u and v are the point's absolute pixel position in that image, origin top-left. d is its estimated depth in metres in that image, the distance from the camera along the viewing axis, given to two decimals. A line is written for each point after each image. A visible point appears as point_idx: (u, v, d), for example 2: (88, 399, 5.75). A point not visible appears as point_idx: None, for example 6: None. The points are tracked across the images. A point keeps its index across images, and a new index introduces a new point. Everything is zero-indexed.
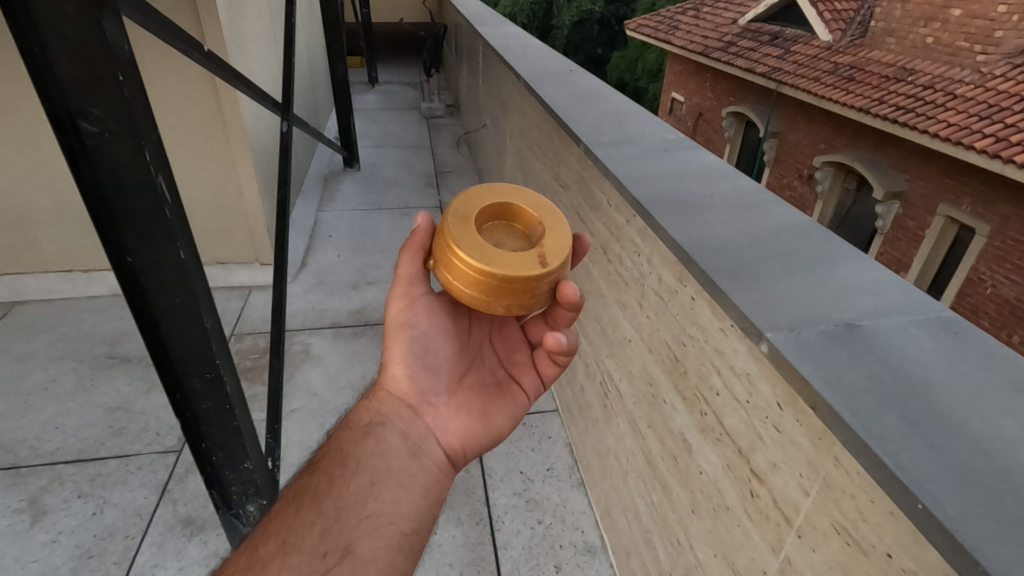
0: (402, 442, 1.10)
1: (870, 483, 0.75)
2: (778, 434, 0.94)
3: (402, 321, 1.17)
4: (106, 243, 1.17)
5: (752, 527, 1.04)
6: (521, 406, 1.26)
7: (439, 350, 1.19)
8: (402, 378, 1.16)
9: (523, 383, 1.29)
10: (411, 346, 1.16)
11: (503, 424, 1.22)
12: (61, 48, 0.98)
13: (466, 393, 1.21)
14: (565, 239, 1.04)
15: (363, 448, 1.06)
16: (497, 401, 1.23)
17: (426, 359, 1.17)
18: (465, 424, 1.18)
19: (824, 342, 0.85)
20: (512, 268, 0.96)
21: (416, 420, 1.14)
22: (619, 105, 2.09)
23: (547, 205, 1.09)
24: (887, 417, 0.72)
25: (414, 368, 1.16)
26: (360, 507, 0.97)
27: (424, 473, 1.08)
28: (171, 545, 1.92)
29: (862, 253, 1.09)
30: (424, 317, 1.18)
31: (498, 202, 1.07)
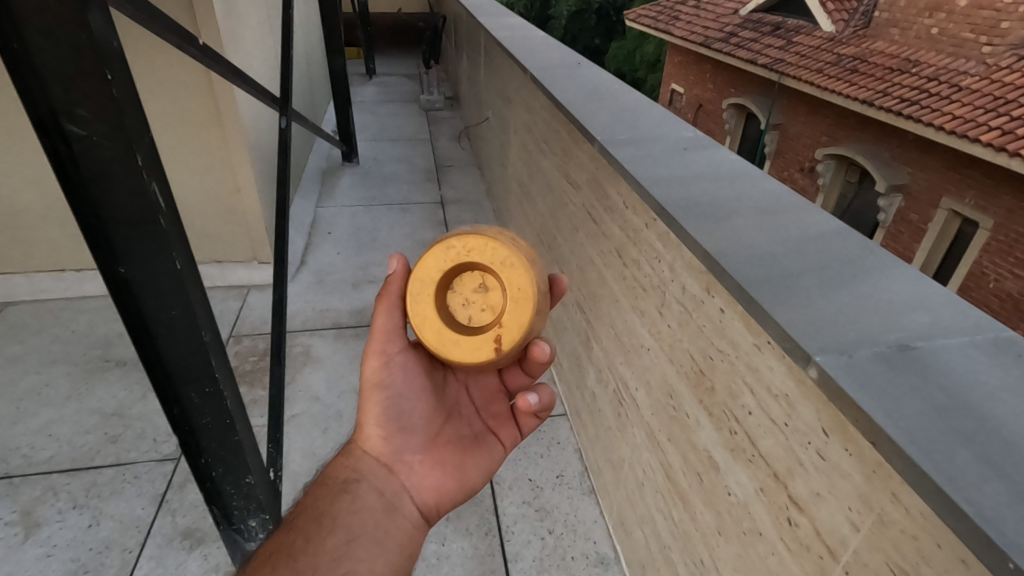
0: (378, 499, 1.10)
1: (937, 525, 0.69)
2: (823, 463, 0.87)
3: (376, 381, 1.12)
4: (96, 252, 1.09)
5: (790, 558, 0.98)
6: (496, 460, 1.23)
7: (414, 409, 1.15)
8: (377, 438, 1.13)
9: (500, 435, 1.25)
10: (386, 407, 1.12)
11: (481, 476, 1.20)
12: (43, 44, 0.90)
13: (442, 448, 1.17)
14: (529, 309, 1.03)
15: (339, 506, 1.07)
16: (473, 455, 1.20)
17: (401, 420, 1.14)
18: (441, 480, 1.16)
19: (880, 366, 0.78)
20: (462, 352, 1.06)
21: (390, 478, 1.12)
22: (632, 101, 2.01)
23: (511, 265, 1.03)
24: (961, 456, 0.65)
25: (389, 427, 1.13)
26: (336, 564, 0.98)
27: (398, 531, 1.09)
28: (170, 559, 1.86)
29: (906, 265, 1.02)
30: (399, 378, 1.14)
31: (465, 258, 1.04)
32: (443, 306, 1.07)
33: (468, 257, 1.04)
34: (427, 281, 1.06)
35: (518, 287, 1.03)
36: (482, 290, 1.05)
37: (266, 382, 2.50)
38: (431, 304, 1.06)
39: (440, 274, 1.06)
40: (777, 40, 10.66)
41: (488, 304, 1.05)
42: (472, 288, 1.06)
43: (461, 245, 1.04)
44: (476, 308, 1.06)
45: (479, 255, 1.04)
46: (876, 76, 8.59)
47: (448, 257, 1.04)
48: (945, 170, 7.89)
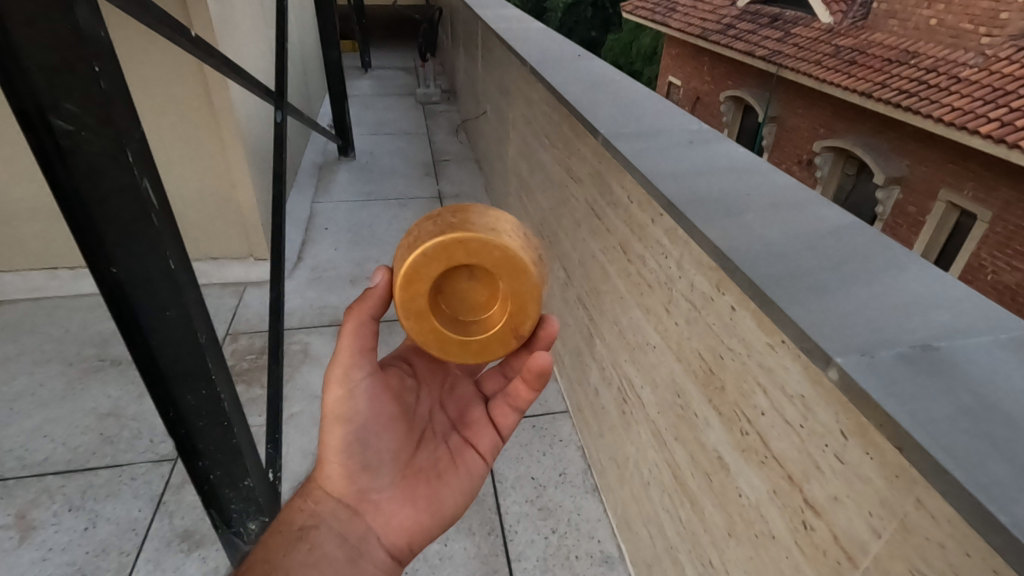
0: (340, 548, 1.03)
1: (965, 533, 0.66)
2: (842, 466, 0.85)
3: (337, 413, 1.04)
4: (85, 252, 1.05)
5: (805, 562, 0.96)
6: (475, 482, 1.18)
7: (380, 443, 1.07)
8: (340, 478, 1.06)
9: (478, 447, 1.19)
10: (349, 444, 1.04)
11: (456, 502, 1.14)
12: (26, 35, 0.86)
13: (414, 479, 1.11)
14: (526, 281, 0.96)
15: (293, 557, 1.00)
16: (447, 482, 1.14)
17: (366, 455, 1.06)
18: (411, 517, 1.10)
19: (903, 368, 0.75)
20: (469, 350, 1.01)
21: (354, 520, 1.06)
22: (635, 93, 1.97)
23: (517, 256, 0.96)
24: (993, 462, 0.63)
25: (351, 465, 1.05)
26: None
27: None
28: (168, 561, 1.83)
29: (925, 263, 0.99)
30: (364, 408, 1.05)
31: (443, 263, 0.95)
32: (438, 317, 1.00)
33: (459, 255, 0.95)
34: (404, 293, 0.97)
35: (506, 265, 0.95)
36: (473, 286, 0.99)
37: (264, 381, 2.46)
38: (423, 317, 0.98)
39: (423, 287, 0.96)
40: (775, 32, 10.60)
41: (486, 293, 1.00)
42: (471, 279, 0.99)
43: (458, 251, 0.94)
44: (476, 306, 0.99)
45: (455, 247, 0.93)
46: (874, 67, 8.56)
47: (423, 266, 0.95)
48: (943, 162, 7.86)
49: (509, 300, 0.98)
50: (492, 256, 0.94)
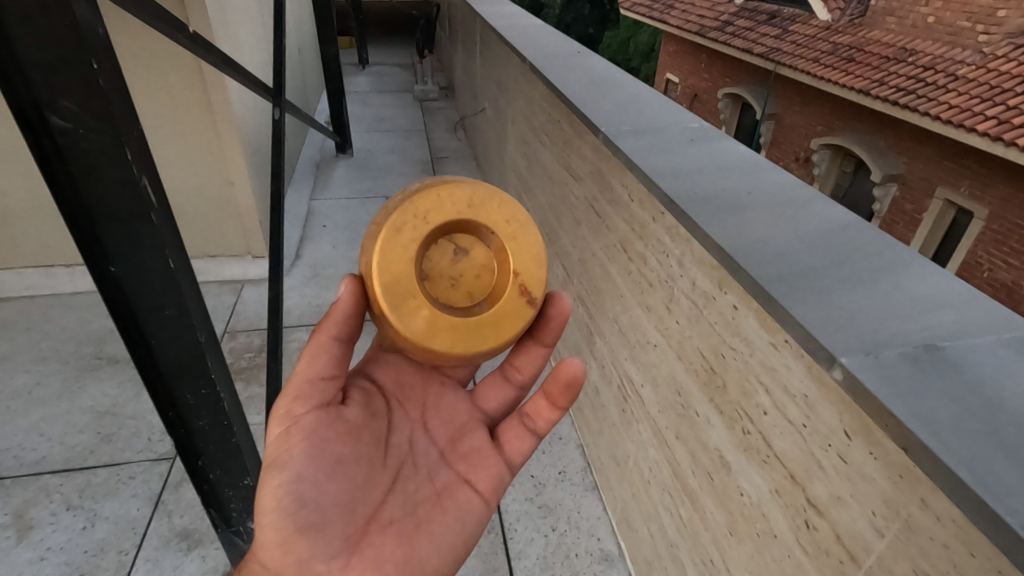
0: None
1: (971, 534, 0.66)
2: (845, 466, 0.85)
3: (275, 462, 0.95)
4: (83, 251, 1.04)
5: (807, 562, 0.96)
6: (453, 530, 1.08)
7: (329, 494, 0.96)
8: (278, 549, 0.92)
9: (474, 485, 1.13)
10: (288, 503, 0.93)
11: (431, 555, 1.05)
12: (24, 32, 0.85)
13: (377, 533, 1.01)
14: (522, 240, 0.98)
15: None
16: (425, 528, 1.06)
17: (309, 514, 0.94)
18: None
19: (907, 367, 0.75)
20: (488, 332, 0.96)
21: None
22: (635, 90, 1.97)
23: (488, 208, 0.96)
24: (998, 463, 0.63)
25: (289, 529, 0.92)
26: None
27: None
28: (168, 560, 1.82)
29: (927, 261, 0.99)
30: (306, 454, 0.95)
31: (429, 229, 0.93)
32: (434, 297, 0.95)
33: (431, 225, 0.93)
34: (391, 277, 0.92)
35: (495, 223, 0.96)
36: (462, 257, 0.96)
37: (262, 379, 2.45)
38: (420, 297, 0.94)
39: (413, 265, 0.93)
40: (773, 28, 10.60)
41: (480, 261, 0.96)
42: (459, 251, 0.96)
43: (411, 216, 0.92)
44: (474, 275, 0.96)
45: (439, 210, 0.93)
46: (872, 64, 8.56)
47: (407, 240, 0.92)
48: (940, 159, 7.87)
49: (511, 261, 0.97)
50: (455, 212, 0.94)
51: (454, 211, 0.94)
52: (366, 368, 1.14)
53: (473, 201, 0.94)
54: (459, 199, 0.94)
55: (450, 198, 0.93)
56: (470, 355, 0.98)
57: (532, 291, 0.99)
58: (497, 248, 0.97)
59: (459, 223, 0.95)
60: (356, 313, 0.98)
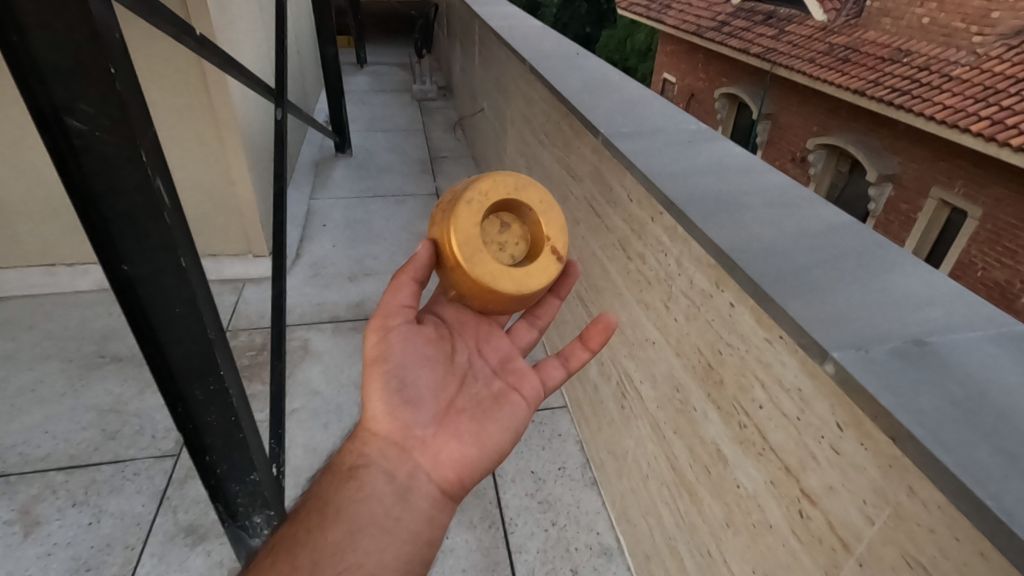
0: (389, 486, 1.01)
1: (956, 519, 0.69)
2: (837, 456, 0.88)
3: (377, 355, 1.08)
4: (97, 249, 1.07)
5: (801, 549, 0.99)
6: (519, 421, 1.16)
7: (420, 380, 1.08)
8: (385, 416, 1.05)
9: (521, 389, 1.19)
10: (392, 381, 1.06)
11: (501, 441, 1.12)
12: (44, 38, 0.87)
13: (457, 417, 1.10)
14: (552, 212, 1.16)
15: (345, 495, 0.99)
16: (494, 416, 1.13)
17: (407, 391, 1.07)
18: (458, 452, 1.07)
19: (896, 361, 0.79)
20: (535, 281, 1.12)
21: (402, 459, 1.04)
22: (633, 91, 2.00)
23: (527, 186, 1.15)
24: (981, 451, 0.66)
25: (393, 401, 1.05)
26: (338, 557, 0.91)
27: (413, 517, 1.00)
28: (174, 555, 1.85)
29: (916, 260, 1.02)
30: (401, 348, 1.09)
31: (487, 203, 1.11)
32: (493, 254, 1.11)
33: (489, 199, 1.11)
34: (460, 238, 1.08)
35: (534, 199, 1.15)
36: (506, 228, 1.15)
37: (265, 376, 2.48)
38: (483, 253, 1.09)
39: (476, 228, 1.10)
40: (769, 29, 10.64)
41: (519, 231, 1.15)
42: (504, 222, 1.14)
43: (475, 193, 1.10)
44: (518, 240, 1.15)
45: (491, 189, 1.11)
46: (867, 65, 8.62)
47: (472, 209, 1.09)
48: (935, 159, 7.94)
49: (545, 229, 1.15)
50: (504, 188, 1.13)
51: (503, 188, 1.12)
52: (433, 304, 1.24)
53: (516, 182, 1.14)
54: (504, 181, 1.14)
55: (499, 180, 1.12)
56: (522, 299, 1.14)
57: (563, 251, 1.17)
58: (534, 218, 1.15)
59: (508, 198, 1.13)
60: (427, 267, 1.13)
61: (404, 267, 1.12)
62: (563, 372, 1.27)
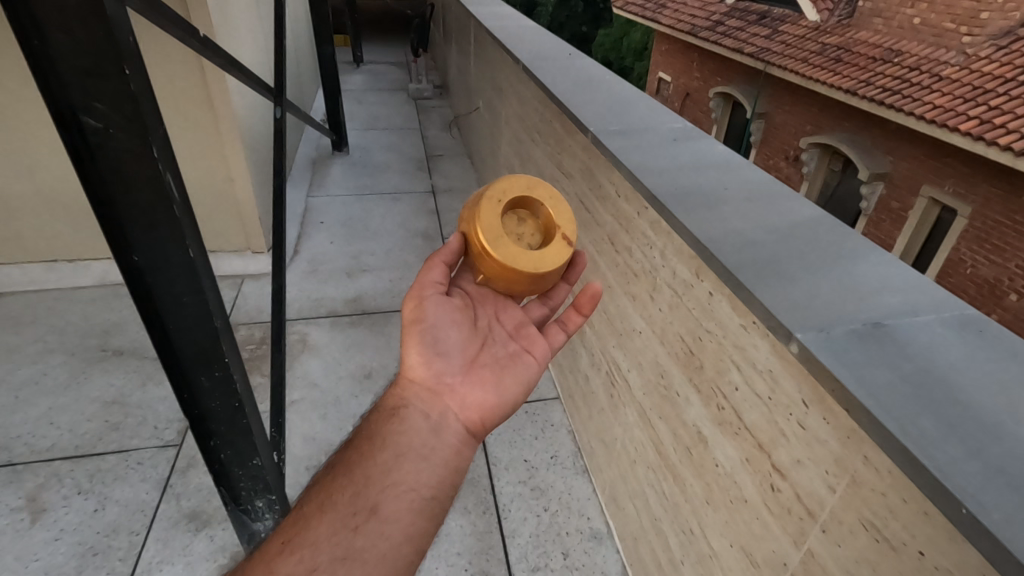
0: (425, 422, 1.05)
1: (903, 482, 0.76)
2: (803, 431, 0.95)
3: (413, 318, 1.17)
4: (111, 241, 1.13)
5: (774, 521, 1.06)
6: (534, 376, 1.23)
7: (451, 337, 1.17)
8: (421, 364, 1.12)
9: (536, 350, 1.26)
10: (425, 337, 1.15)
11: (519, 392, 1.19)
12: (62, 40, 0.93)
13: (483, 369, 1.17)
14: (565, 208, 1.25)
15: (387, 427, 1.04)
16: (514, 369, 1.20)
17: (440, 345, 1.15)
18: (482, 397, 1.14)
19: (854, 341, 0.85)
20: (551, 261, 1.19)
21: (436, 400, 1.09)
22: (622, 91, 2.07)
23: (538, 184, 1.25)
24: (923, 418, 0.73)
25: (427, 352, 1.14)
26: (385, 476, 0.96)
27: (447, 448, 1.04)
28: (178, 539, 1.91)
29: (881, 251, 1.09)
30: (435, 312, 1.18)
31: (505, 198, 1.21)
32: (513, 240, 1.19)
33: (506, 197, 1.21)
34: (483, 226, 1.17)
35: (548, 197, 1.24)
36: (522, 221, 1.23)
37: (265, 369, 2.54)
38: (506, 239, 1.17)
39: (497, 221, 1.19)
40: (763, 28, 10.73)
41: (534, 223, 1.24)
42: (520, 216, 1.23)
43: (495, 192, 1.21)
44: (535, 231, 1.23)
45: (511, 188, 1.22)
46: (859, 65, 8.71)
47: (493, 206, 1.19)
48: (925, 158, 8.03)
49: (557, 220, 1.23)
50: (518, 186, 1.23)
51: (517, 187, 1.22)
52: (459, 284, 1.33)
53: (533, 183, 1.24)
54: (516, 181, 1.24)
55: (518, 181, 1.23)
56: (541, 279, 1.20)
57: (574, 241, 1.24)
58: (546, 210, 1.24)
59: (524, 195, 1.23)
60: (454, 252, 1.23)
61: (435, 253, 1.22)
62: (563, 333, 1.34)
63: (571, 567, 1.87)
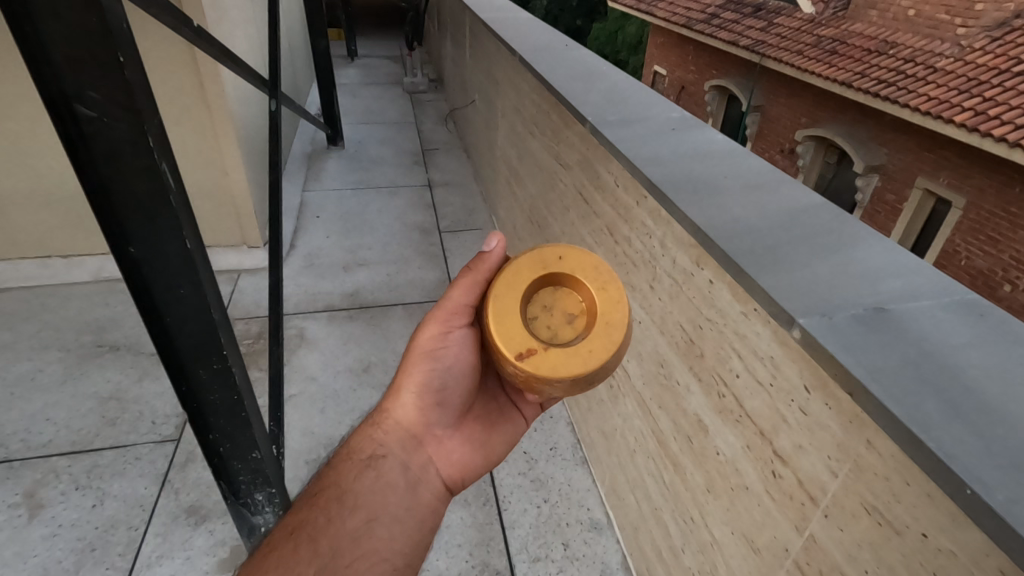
0: (403, 476, 1.13)
1: (906, 466, 0.76)
2: (805, 417, 0.95)
3: (430, 350, 1.15)
4: (108, 232, 1.12)
5: (775, 507, 1.06)
6: (519, 436, 1.32)
7: (455, 385, 1.19)
8: (414, 411, 1.18)
9: (524, 410, 1.34)
10: (431, 378, 1.16)
11: (501, 450, 1.29)
12: (55, 27, 0.92)
13: (469, 424, 1.25)
14: (580, 365, 0.99)
15: (363, 483, 1.10)
16: (498, 430, 1.28)
17: (441, 393, 1.18)
18: (464, 455, 1.22)
19: (856, 326, 0.85)
20: (502, 327, 1.02)
21: (418, 451, 1.17)
22: (620, 81, 2.06)
23: (615, 331, 1.02)
24: (927, 401, 0.73)
25: (427, 398, 1.18)
26: (356, 544, 1.02)
27: (421, 507, 1.13)
28: (177, 534, 1.90)
29: (882, 237, 1.09)
30: (451, 353, 1.16)
31: (590, 291, 1.05)
32: (537, 304, 1.05)
33: (595, 290, 1.04)
34: (538, 269, 1.07)
35: (594, 348, 1.01)
36: (570, 320, 1.04)
37: (263, 363, 2.53)
38: (521, 288, 1.05)
39: (566, 272, 1.06)
40: (758, 21, 10.73)
41: (565, 332, 1.03)
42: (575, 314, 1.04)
43: (605, 278, 1.05)
44: (550, 333, 1.03)
45: (603, 301, 1.03)
46: (854, 57, 8.71)
47: (585, 263, 1.06)
48: (920, 150, 8.05)
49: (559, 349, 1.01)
50: (612, 305, 1.03)
51: (608, 304, 1.03)
52: None
53: (615, 329, 1.02)
54: (616, 305, 1.04)
55: (615, 313, 1.03)
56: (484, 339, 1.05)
57: (527, 371, 0.99)
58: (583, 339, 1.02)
59: (600, 310, 1.03)
60: (499, 268, 1.14)
61: (476, 263, 1.13)
62: None
63: (571, 558, 1.87)
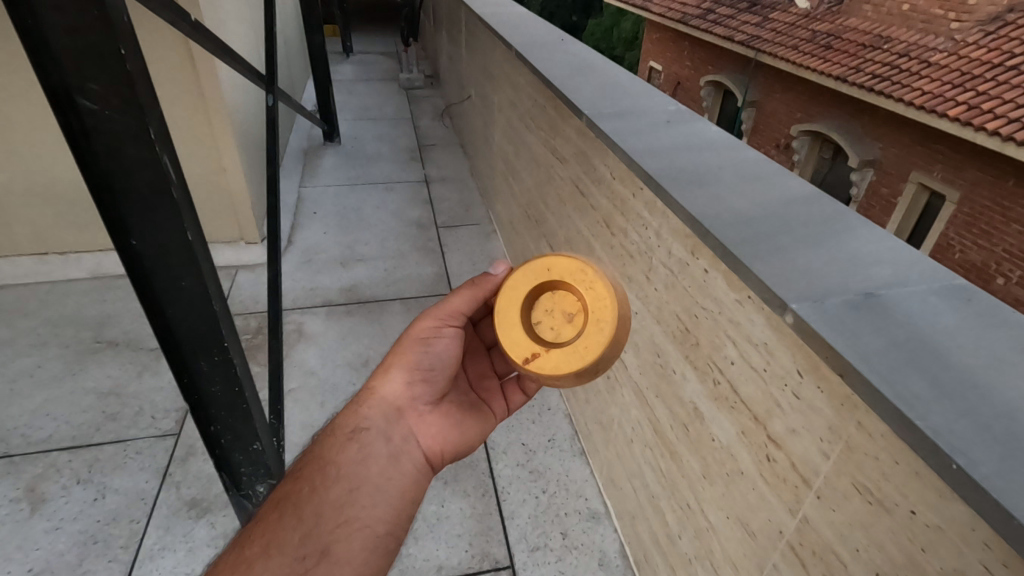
0: (385, 448, 1.14)
1: (895, 445, 0.78)
2: (798, 401, 0.97)
3: (424, 336, 1.22)
4: (110, 224, 1.14)
5: (769, 490, 1.08)
6: (488, 428, 1.32)
7: (440, 368, 1.23)
8: (400, 387, 1.20)
9: (492, 405, 1.35)
10: (421, 359, 1.21)
11: (476, 436, 1.29)
12: (56, 19, 0.93)
13: (448, 406, 1.26)
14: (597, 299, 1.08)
15: (346, 454, 1.11)
16: (474, 417, 1.29)
17: (428, 373, 1.22)
18: (444, 431, 1.23)
19: (847, 310, 0.87)
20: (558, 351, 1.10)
21: (400, 424, 1.18)
22: (615, 75, 2.07)
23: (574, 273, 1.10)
24: (914, 380, 0.75)
25: (415, 376, 1.21)
26: (338, 512, 1.04)
27: (400, 479, 1.13)
28: (179, 526, 1.92)
29: (873, 225, 1.11)
30: (441, 341, 1.23)
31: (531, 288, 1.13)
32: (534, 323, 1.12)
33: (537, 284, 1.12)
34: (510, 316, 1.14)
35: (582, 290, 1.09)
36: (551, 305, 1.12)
37: (262, 358, 2.54)
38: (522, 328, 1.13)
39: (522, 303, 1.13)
40: (753, 16, 10.75)
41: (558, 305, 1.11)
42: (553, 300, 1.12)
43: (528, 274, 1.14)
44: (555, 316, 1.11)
45: (594, 302, 1.08)
46: (849, 51, 8.74)
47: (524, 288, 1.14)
48: (914, 144, 8.09)
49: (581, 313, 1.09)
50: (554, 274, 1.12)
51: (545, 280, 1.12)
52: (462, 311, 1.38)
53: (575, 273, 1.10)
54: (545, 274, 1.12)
55: (604, 309, 1.08)
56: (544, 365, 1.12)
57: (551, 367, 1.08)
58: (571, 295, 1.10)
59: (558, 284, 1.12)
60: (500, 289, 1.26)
61: (479, 281, 1.26)
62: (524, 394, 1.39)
63: (570, 547, 1.90)
